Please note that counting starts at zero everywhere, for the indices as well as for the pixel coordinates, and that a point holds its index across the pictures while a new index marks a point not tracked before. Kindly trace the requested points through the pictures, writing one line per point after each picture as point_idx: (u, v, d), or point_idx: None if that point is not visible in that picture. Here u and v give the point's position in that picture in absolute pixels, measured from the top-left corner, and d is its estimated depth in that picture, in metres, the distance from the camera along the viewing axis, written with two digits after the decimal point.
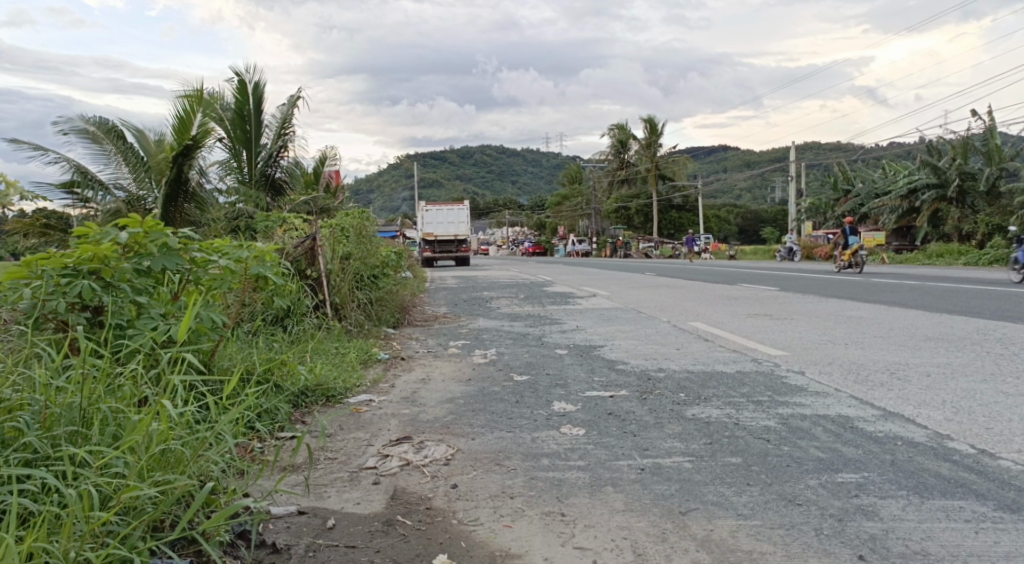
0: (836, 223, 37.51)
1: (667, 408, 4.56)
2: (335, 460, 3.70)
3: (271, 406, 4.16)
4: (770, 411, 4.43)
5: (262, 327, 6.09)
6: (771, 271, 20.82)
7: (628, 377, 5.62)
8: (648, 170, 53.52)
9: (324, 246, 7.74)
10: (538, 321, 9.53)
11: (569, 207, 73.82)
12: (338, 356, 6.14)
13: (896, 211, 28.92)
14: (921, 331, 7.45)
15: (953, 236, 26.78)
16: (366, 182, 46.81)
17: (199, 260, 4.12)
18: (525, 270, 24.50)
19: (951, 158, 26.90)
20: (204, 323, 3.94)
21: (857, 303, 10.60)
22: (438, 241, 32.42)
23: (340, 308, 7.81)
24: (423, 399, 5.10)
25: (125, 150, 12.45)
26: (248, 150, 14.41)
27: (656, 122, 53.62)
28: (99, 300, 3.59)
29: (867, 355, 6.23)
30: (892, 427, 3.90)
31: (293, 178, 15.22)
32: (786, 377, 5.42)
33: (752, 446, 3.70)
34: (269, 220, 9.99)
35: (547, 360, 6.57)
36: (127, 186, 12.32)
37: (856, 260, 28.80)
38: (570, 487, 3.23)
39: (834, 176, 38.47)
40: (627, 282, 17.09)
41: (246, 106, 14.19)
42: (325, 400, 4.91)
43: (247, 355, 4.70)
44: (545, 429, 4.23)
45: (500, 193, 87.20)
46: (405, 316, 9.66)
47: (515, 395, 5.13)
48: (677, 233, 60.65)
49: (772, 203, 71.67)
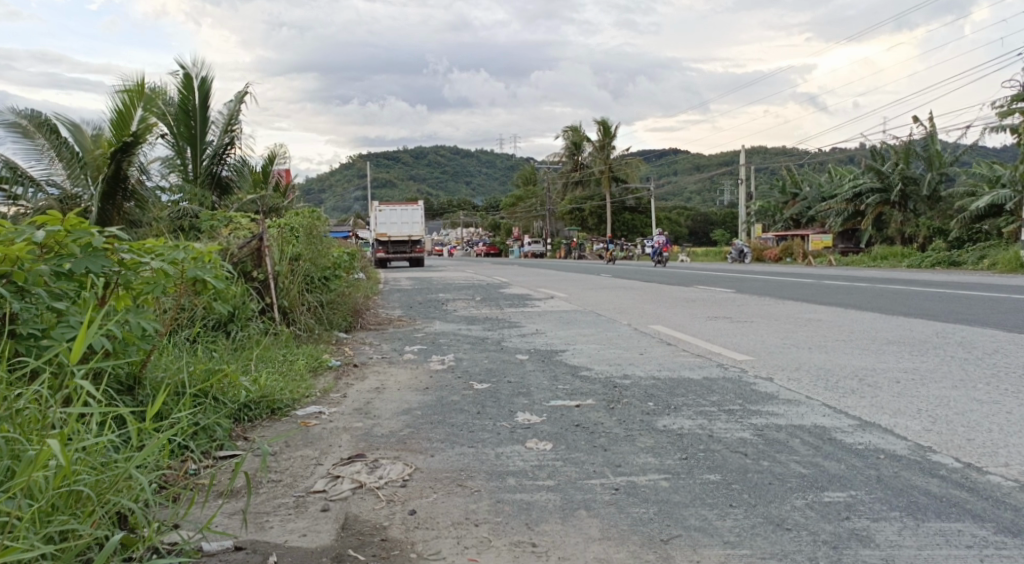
0: (784, 226, 38.21)
1: (637, 419, 4.34)
2: (279, 484, 3.35)
3: (210, 422, 3.80)
4: (744, 421, 4.24)
5: (202, 333, 5.68)
6: (724, 273, 21.00)
7: (593, 385, 5.39)
8: (602, 172, 53.78)
9: (272, 246, 7.33)
10: (496, 324, 9.26)
11: (523, 208, 73.89)
12: (285, 364, 5.75)
13: (842, 214, 29.63)
14: (882, 335, 7.41)
15: (896, 239, 27.53)
16: (317, 181, 45.84)
17: (128, 262, 3.71)
18: (480, 271, 24.16)
19: (893, 163, 27.62)
20: (132, 332, 3.55)
21: (813, 305, 10.61)
22: (391, 241, 31.85)
23: (289, 312, 7.41)
24: (378, 411, 4.75)
25: (59, 144, 11.73)
26: (193, 147, 13.77)
27: (610, 124, 53.96)
28: (9, 306, 3.19)
29: (833, 360, 6.12)
30: (872, 439, 3.74)
31: (241, 176, 14.62)
32: (755, 383, 5.26)
33: (730, 462, 3.49)
34: (215, 219, 9.47)
35: (507, 366, 6.27)
36: (61, 183, 11.64)
37: (804, 262, 29.37)
38: (541, 511, 2.96)
39: (783, 179, 39.24)
40: (584, 283, 16.96)
41: (190, 101, 13.56)
42: (270, 413, 4.53)
43: (182, 365, 4.30)
44: (509, 443, 3.94)
45: (453, 194, 86.59)
46: (358, 319, 9.26)
47: (476, 406, 4.82)
48: (631, 234, 61.08)
49: (721, 206, 73.02)
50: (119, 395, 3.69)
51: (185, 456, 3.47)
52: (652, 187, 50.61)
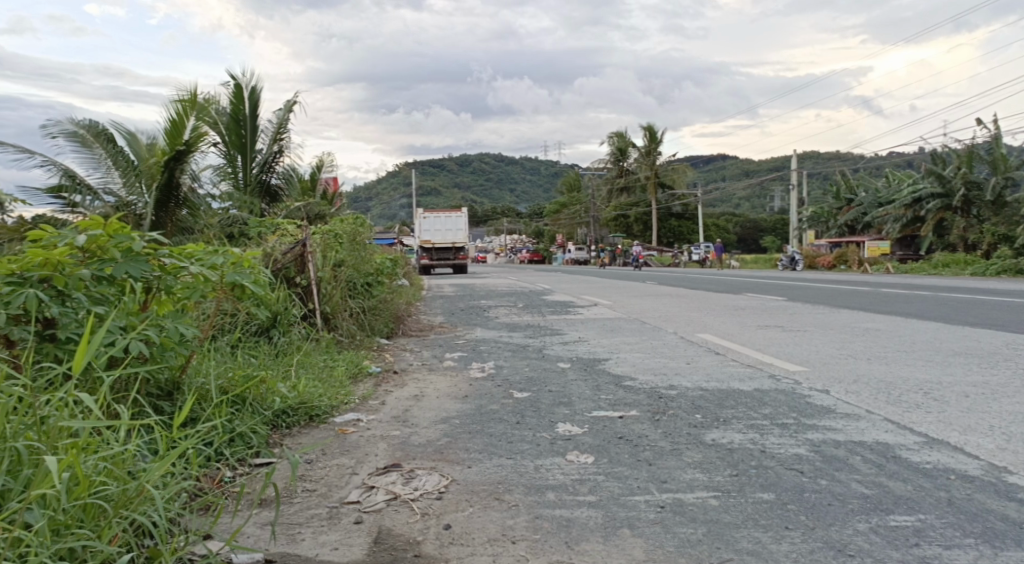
0: (838, 233, 37.10)
1: (684, 432, 4.15)
2: (313, 494, 3.27)
3: (247, 429, 3.76)
4: (799, 436, 4.01)
5: (242, 338, 5.71)
6: (774, 280, 20.41)
7: (638, 395, 5.20)
8: (648, 178, 53.21)
9: (315, 251, 7.34)
10: (539, 331, 9.10)
11: (568, 215, 73.68)
12: (325, 369, 5.72)
13: (901, 220, 28.66)
14: (947, 346, 7.01)
15: (958, 245, 26.41)
16: (365, 189, 46.45)
17: (168, 267, 3.69)
18: (523, 277, 24.05)
19: (955, 167, 26.62)
20: (170, 337, 3.53)
21: (870, 314, 10.18)
22: (435, 248, 32.01)
23: (331, 317, 7.40)
24: (416, 420, 4.66)
25: (115, 153, 12.05)
26: (243, 155, 14.01)
27: (656, 130, 53.37)
28: (48, 311, 3.19)
29: (894, 372, 5.79)
30: (940, 458, 3.48)
31: (289, 184, 14.83)
32: (810, 396, 5.00)
33: (784, 480, 3.28)
34: (264, 225, 9.60)
35: (549, 375, 6.12)
36: (117, 192, 11.95)
37: (859, 270, 28.43)
38: (582, 529, 2.81)
39: (836, 185, 38.15)
40: (629, 291, 16.70)
41: (241, 110, 13.81)
42: (309, 419, 4.49)
43: (220, 370, 4.29)
44: (549, 455, 3.80)
45: (497, 201, 86.83)
46: (399, 326, 9.22)
47: (516, 415, 4.69)
48: (676, 241, 60.20)
49: (770, 212, 71.54)
50: (158, 399, 3.68)
51: (220, 463, 3.43)
52: (699, 193, 49.80)
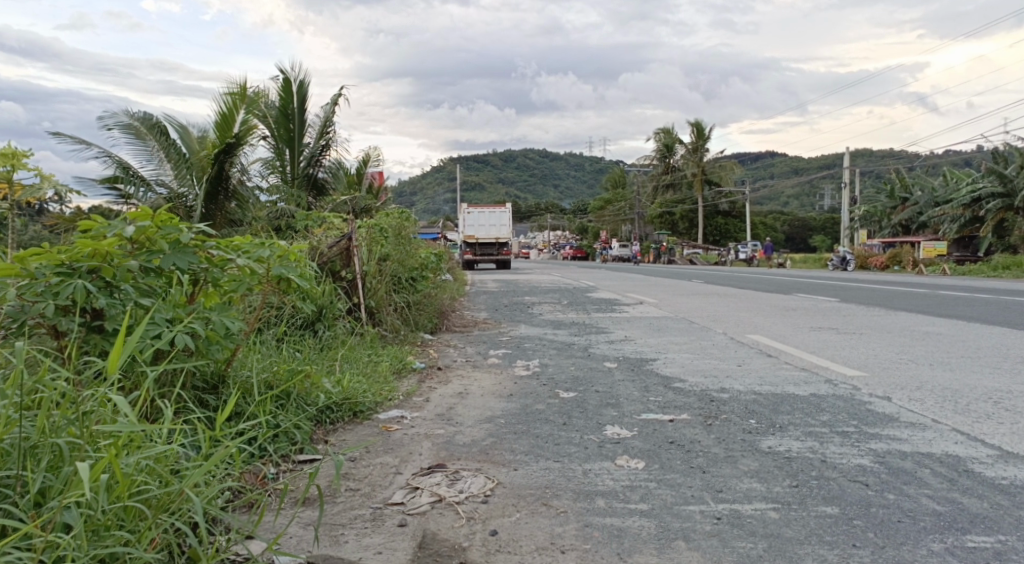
0: (892, 232, 35.89)
1: (738, 438, 3.98)
2: (356, 493, 3.22)
3: (291, 425, 3.75)
4: (861, 445, 3.80)
5: (288, 332, 5.73)
6: (825, 281, 19.83)
7: (687, 398, 5.03)
8: (694, 175, 52.36)
9: (361, 245, 7.34)
10: (583, 329, 8.96)
11: (612, 212, 73.14)
12: (370, 365, 5.70)
13: (958, 220, 27.57)
14: (1016, 353, 6.64)
15: (1019, 247, 25.31)
16: (410, 184, 46.78)
17: (216, 259, 3.68)
18: (566, 274, 23.89)
19: (1018, 166, 25.46)
20: (216, 330, 3.52)
21: (929, 318, 9.77)
22: (479, 243, 32.05)
23: (376, 312, 7.40)
24: (460, 418, 4.58)
25: (168, 146, 12.31)
26: (291, 149, 14.17)
27: (703, 126, 52.45)
28: (96, 302, 3.20)
29: (959, 379, 5.48)
30: (1017, 473, 3.25)
31: (336, 178, 14.96)
32: (870, 403, 4.76)
33: (849, 493, 3.09)
34: (311, 219, 9.66)
35: (595, 375, 5.98)
36: (169, 183, 12.21)
37: (914, 271, 27.50)
38: (634, 539, 2.69)
39: (891, 183, 36.94)
40: (675, 289, 16.42)
41: (289, 104, 13.96)
42: (352, 416, 4.45)
43: (265, 364, 4.29)
44: (597, 459, 3.67)
45: (541, 197, 86.58)
46: (443, 321, 9.18)
47: (562, 416, 4.58)
48: (723, 239, 59.12)
49: (820, 211, 69.82)
50: (203, 392, 3.69)
51: (263, 459, 3.42)
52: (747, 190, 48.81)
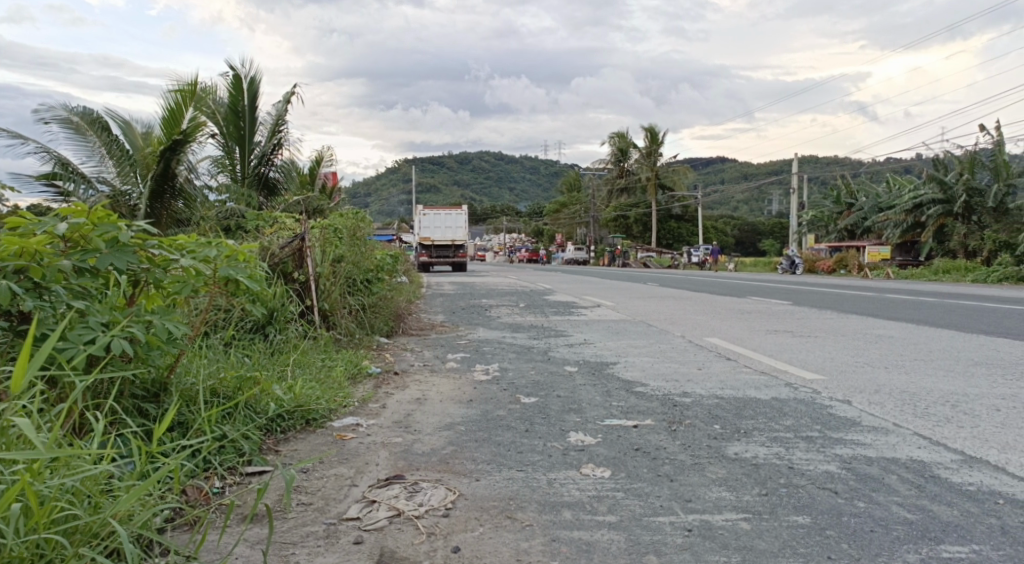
0: (838, 237, 36.67)
1: (704, 444, 3.91)
2: (309, 508, 3.02)
3: (238, 435, 3.53)
4: (826, 451, 3.76)
5: (235, 336, 5.47)
6: (776, 284, 20.19)
7: (650, 403, 4.95)
8: (648, 179, 52.96)
9: (314, 246, 7.08)
10: (542, 332, 8.86)
11: (567, 215, 73.56)
12: (324, 370, 5.48)
13: (901, 226, 28.46)
14: (966, 355, 6.78)
15: (958, 252, 26.24)
16: (364, 186, 46.17)
17: (157, 259, 3.44)
18: (523, 276, 23.79)
19: (957, 173, 26.45)
20: (157, 335, 3.28)
21: (880, 321, 9.96)
22: (435, 246, 31.76)
23: (329, 315, 7.16)
24: (418, 426, 4.41)
25: (110, 142, 11.80)
26: (242, 147, 13.73)
27: (657, 131, 53.10)
28: (22, 305, 2.94)
29: (915, 382, 5.54)
30: (983, 479, 3.24)
31: (288, 177, 14.57)
32: (832, 407, 4.75)
33: (819, 500, 3.03)
34: (262, 219, 9.35)
35: (555, 379, 5.85)
36: (111, 181, 11.69)
37: (860, 275, 28.28)
38: (603, 553, 2.58)
39: (837, 190, 37.97)
40: (631, 292, 16.47)
41: (240, 102, 13.51)
42: (305, 423, 4.24)
43: (211, 369, 4.05)
44: (562, 468, 3.54)
45: (497, 200, 86.55)
46: (399, 323, 8.95)
47: (524, 422, 4.44)
48: (676, 243, 59.97)
49: (769, 217, 71.51)
50: (143, 401, 3.45)
51: (207, 472, 3.20)
52: (699, 194, 49.59)
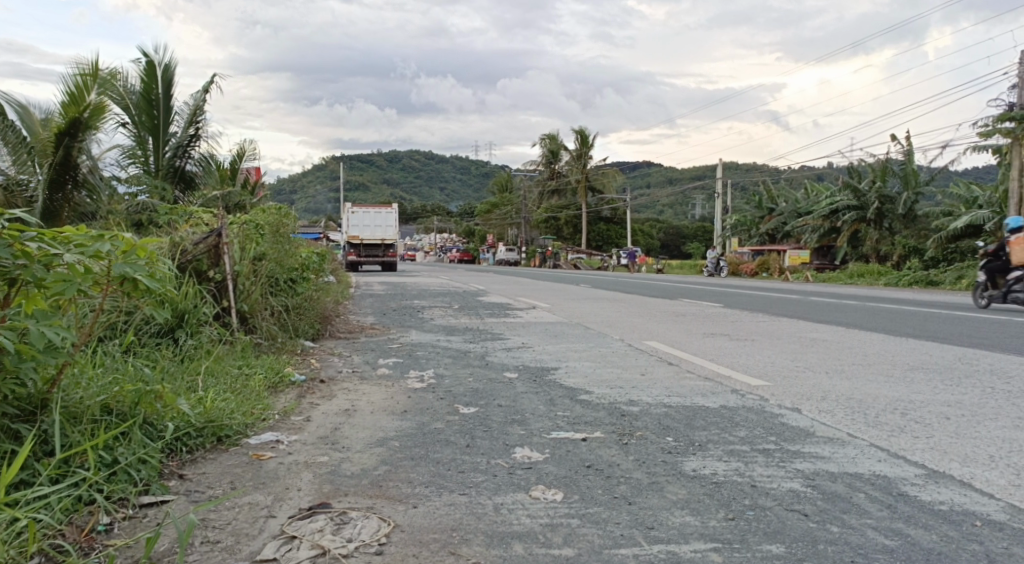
0: (760, 241, 37.75)
1: (659, 460, 3.63)
2: (215, 548, 2.57)
3: (132, 461, 3.04)
4: (787, 466, 3.55)
5: (134, 342, 4.91)
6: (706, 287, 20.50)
7: (598, 413, 4.66)
8: (579, 181, 53.33)
9: (233, 242, 6.46)
10: (479, 336, 8.48)
11: (498, 216, 73.37)
12: (240, 378, 4.95)
13: (818, 230, 29.38)
14: (901, 359, 6.81)
15: (871, 256, 27.31)
16: (290, 182, 44.79)
17: (37, 254, 2.86)
18: (455, 277, 23.35)
19: (870, 181, 27.49)
20: (31, 344, 2.75)
21: (810, 324, 10.04)
22: (363, 244, 30.88)
23: (249, 317, 6.59)
24: (347, 442, 3.97)
25: (5, 127, 10.64)
26: (155, 137, 12.79)
27: (588, 134, 53.48)
28: None
29: (859, 389, 5.45)
30: (952, 496, 3.08)
31: (207, 171, 13.69)
32: (783, 416, 4.57)
33: (790, 525, 2.79)
34: (176, 214, 8.61)
35: (495, 387, 5.49)
36: (5, 170, 10.62)
37: (781, 278, 29.12)
38: None
39: (759, 195, 38.90)
40: (564, 293, 16.28)
41: (154, 91, 12.62)
42: (216, 441, 3.75)
43: (105, 383, 3.53)
44: (509, 491, 3.19)
45: (428, 199, 85.61)
46: (327, 326, 8.41)
47: (464, 437, 4.06)
48: (606, 244, 60.69)
49: (692, 220, 73.39)
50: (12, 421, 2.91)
51: (89, 507, 2.71)
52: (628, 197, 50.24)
